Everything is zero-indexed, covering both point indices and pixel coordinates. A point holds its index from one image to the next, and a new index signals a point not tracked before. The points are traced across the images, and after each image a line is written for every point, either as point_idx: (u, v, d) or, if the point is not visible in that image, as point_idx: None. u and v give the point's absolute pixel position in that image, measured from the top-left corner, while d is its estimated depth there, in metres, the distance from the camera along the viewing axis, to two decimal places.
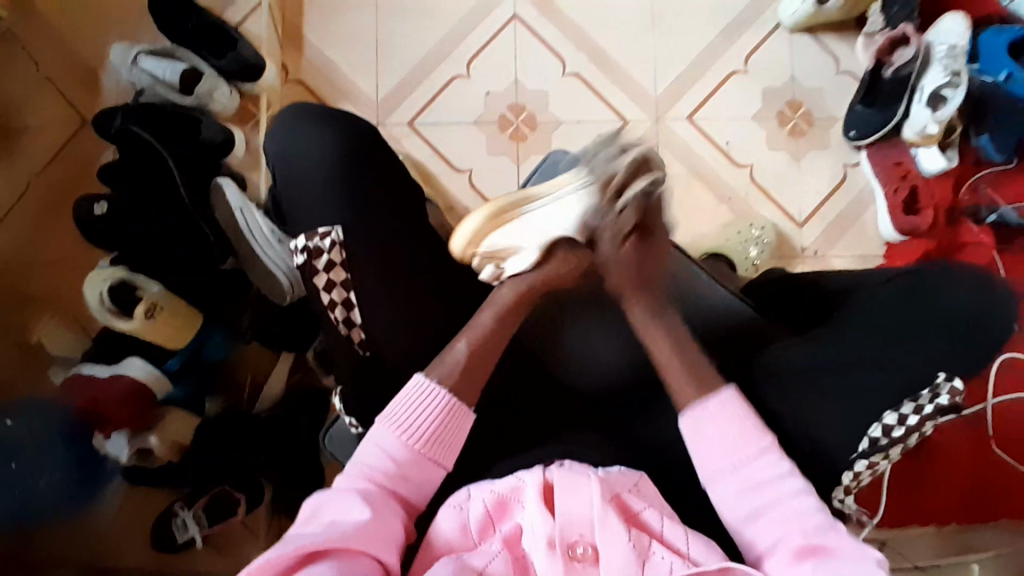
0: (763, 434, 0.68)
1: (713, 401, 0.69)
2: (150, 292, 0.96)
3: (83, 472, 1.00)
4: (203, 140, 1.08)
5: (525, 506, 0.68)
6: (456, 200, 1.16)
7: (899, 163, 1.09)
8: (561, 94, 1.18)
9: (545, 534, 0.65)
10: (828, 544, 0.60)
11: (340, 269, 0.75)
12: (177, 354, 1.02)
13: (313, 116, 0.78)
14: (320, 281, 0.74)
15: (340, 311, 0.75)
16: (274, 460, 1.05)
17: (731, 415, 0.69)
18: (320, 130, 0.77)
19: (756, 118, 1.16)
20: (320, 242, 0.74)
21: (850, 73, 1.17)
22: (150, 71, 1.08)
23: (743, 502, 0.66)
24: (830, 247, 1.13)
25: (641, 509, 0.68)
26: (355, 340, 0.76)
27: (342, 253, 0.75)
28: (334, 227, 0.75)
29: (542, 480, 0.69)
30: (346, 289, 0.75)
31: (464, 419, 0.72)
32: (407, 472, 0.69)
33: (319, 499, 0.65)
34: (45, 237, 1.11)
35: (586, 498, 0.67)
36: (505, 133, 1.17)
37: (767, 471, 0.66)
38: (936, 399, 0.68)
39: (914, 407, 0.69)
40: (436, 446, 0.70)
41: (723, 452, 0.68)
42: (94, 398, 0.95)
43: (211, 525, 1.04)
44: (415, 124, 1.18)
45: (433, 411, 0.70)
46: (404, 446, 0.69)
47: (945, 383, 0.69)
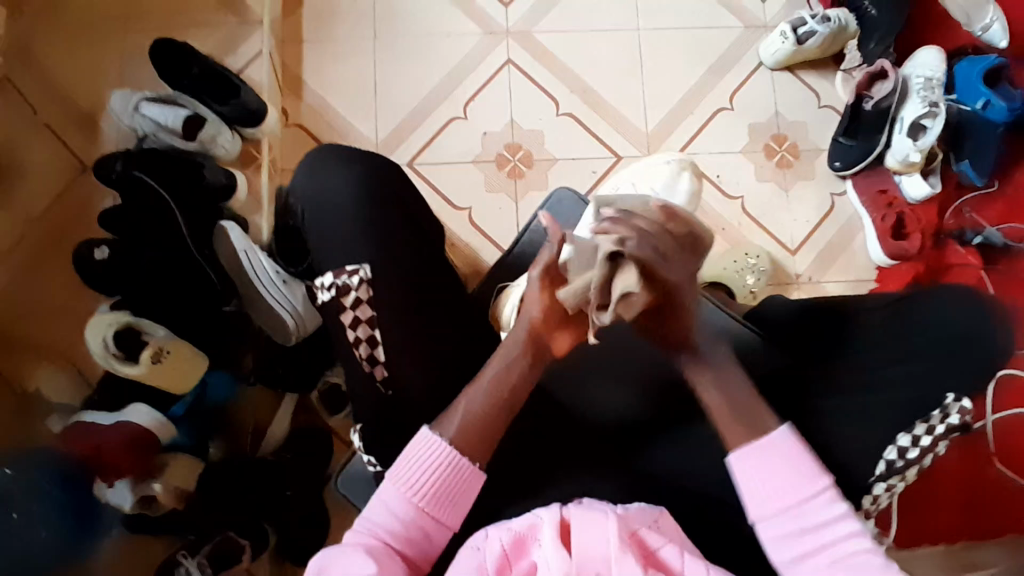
0: (819, 474, 0.67)
1: (766, 442, 0.68)
2: (156, 337, 0.96)
3: (80, 520, 0.93)
4: (206, 184, 1.08)
5: (542, 545, 0.67)
6: (457, 237, 1.17)
7: (884, 190, 1.15)
8: (555, 132, 1.21)
9: (562, 573, 0.65)
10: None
11: (367, 306, 0.75)
12: (182, 399, 1.02)
13: (343, 159, 0.82)
14: (347, 319, 0.75)
15: (365, 347, 0.75)
16: (279, 505, 1.08)
17: (785, 451, 0.68)
18: (343, 172, 0.81)
19: (744, 152, 1.21)
20: (348, 280, 0.76)
21: (831, 107, 1.22)
22: (152, 116, 1.06)
23: (802, 540, 0.65)
24: (823, 274, 1.16)
25: (660, 547, 0.68)
26: (377, 377, 0.75)
27: (370, 289, 0.76)
28: (362, 266, 0.76)
29: (558, 519, 0.68)
30: (370, 327, 0.75)
31: (473, 476, 0.69)
32: (412, 533, 0.67)
33: (325, 556, 0.64)
34: (39, 282, 1.08)
35: (602, 535, 0.67)
36: (503, 171, 1.20)
37: (819, 516, 0.66)
38: (947, 419, 0.71)
39: (927, 427, 0.70)
40: (440, 503, 0.68)
41: (783, 493, 0.67)
42: (97, 446, 0.92)
43: (216, 572, 1.00)
44: (414, 164, 1.20)
45: (438, 466, 0.68)
46: (410, 504, 0.67)
47: (954, 404, 0.71)
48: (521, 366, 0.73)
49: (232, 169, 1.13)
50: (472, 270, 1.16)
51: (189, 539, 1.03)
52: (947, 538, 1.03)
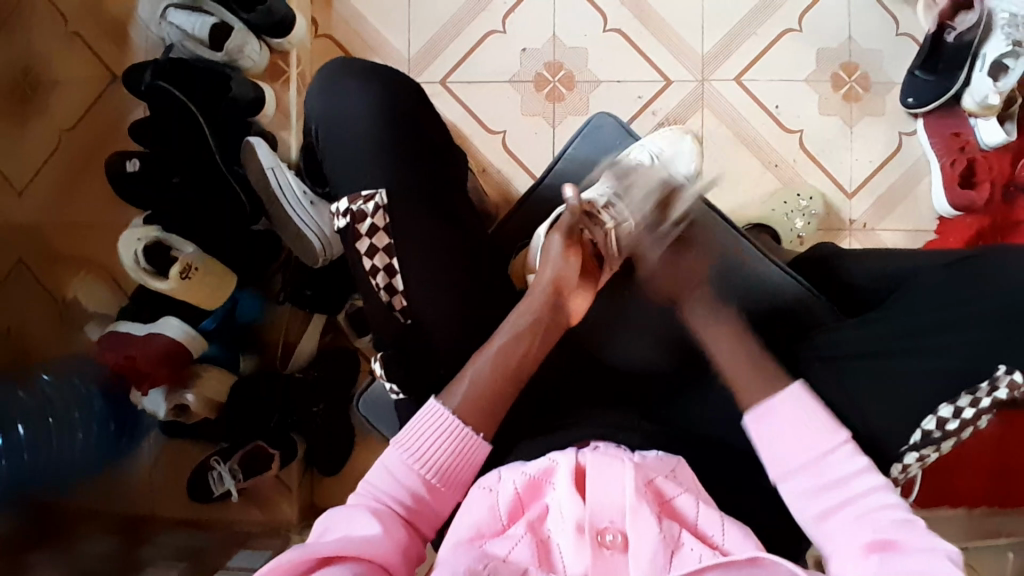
0: (837, 428, 0.64)
1: (775, 403, 0.66)
2: (186, 253, 0.96)
3: (119, 425, 1.01)
4: (231, 97, 1.04)
5: (556, 489, 0.65)
6: (489, 162, 1.13)
7: (958, 133, 1.04)
8: (600, 52, 1.12)
9: (574, 520, 0.62)
10: (897, 541, 0.57)
11: (383, 234, 0.73)
12: (213, 314, 1.04)
13: (362, 77, 0.76)
14: (364, 247, 0.73)
15: (382, 276, 0.73)
16: (308, 420, 1.10)
17: (800, 409, 0.65)
18: (357, 97, 0.75)
19: (808, 81, 1.10)
20: (364, 206, 0.72)
21: (910, 35, 1.09)
22: (179, 25, 1.03)
23: (821, 496, 0.62)
24: (879, 220, 1.08)
25: (675, 495, 0.64)
26: (397, 307, 0.74)
27: (387, 217, 0.73)
28: (379, 190, 0.73)
29: (575, 464, 0.66)
30: (388, 256, 0.73)
31: (478, 448, 0.68)
32: (418, 504, 0.66)
33: (328, 518, 0.63)
34: (73, 194, 1.10)
35: (619, 483, 0.63)
36: (542, 93, 1.13)
37: (835, 469, 0.62)
38: (994, 393, 0.63)
39: (971, 400, 0.63)
40: (447, 478, 0.67)
41: (800, 451, 0.64)
42: (131, 357, 0.95)
43: (246, 478, 1.07)
44: (447, 82, 1.14)
45: (447, 440, 0.67)
46: (416, 471, 0.66)
47: (1005, 376, 0.62)
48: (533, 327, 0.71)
49: (259, 82, 1.10)
50: (502, 199, 1.12)
51: (222, 445, 1.09)
52: (971, 503, 0.99)
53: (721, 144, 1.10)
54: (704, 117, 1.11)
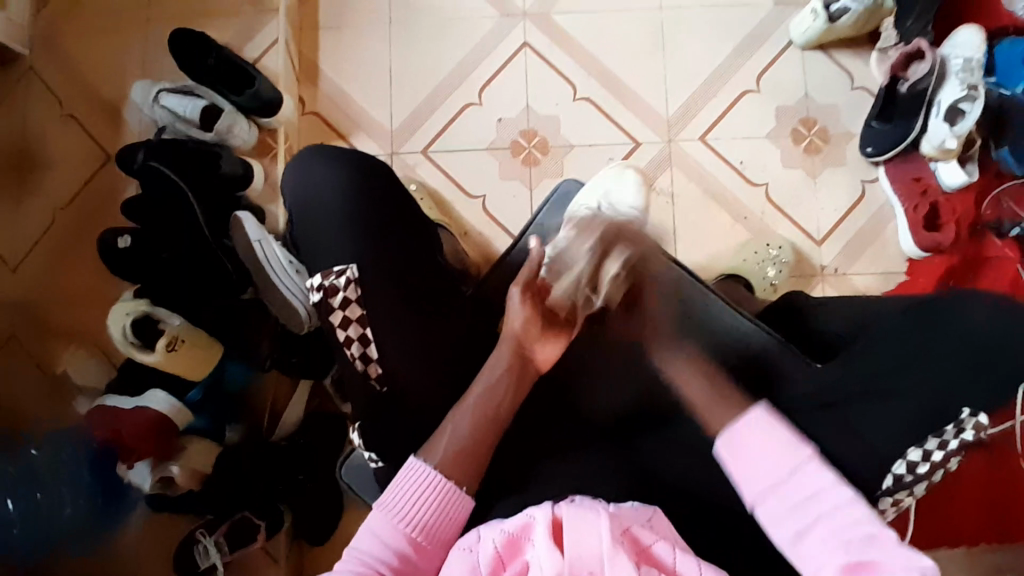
0: (802, 446, 0.63)
1: (746, 421, 0.65)
2: (172, 326, 0.99)
3: (108, 497, 1.01)
4: (221, 174, 1.08)
5: (535, 545, 0.62)
6: (470, 225, 1.17)
7: (919, 178, 1.08)
8: (572, 117, 1.18)
9: (552, 572, 0.58)
10: (871, 561, 0.55)
11: (356, 306, 0.75)
12: (197, 386, 1.05)
13: (331, 157, 0.81)
14: (336, 320, 0.75)
15: (357, 346, 0.74)
16: (295, 489, 1.08)
17: (761, 431, 0.64)
18: (337, 168, 0.80)
19: (769, 137, 1.16)
20: (335, 281, 0.75)
21: (864, 89, 1.16)
22: (171, 108, 1.09)
23: (792, 514, 0.60)
24: (850, 264, 1.11)
25: (652, 543, 0.63)
26: (372, 375, 0.75)
27: (359, 290, 0.75)
28: (349, 266, 0.76)
29: (552, 518, 0.63)
30: (363, 326, 0.75)
31: (460, 499, 0.69)
32: (405, 563, 0.65)
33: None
34: (60, 269, 1.12)
35: (596, 534, 0.61)
36: (518, 158, 1.18)
37: (805, 484, 0.61)
38: (960, 435, 0.65)
39: (939, 442, 0.65)
40: (433, 536, 0.67)
41: (764, 476, 0.62)
42: (117, 430, 0.96)
43: (233, 550, 1.05)
44: (428, 151, 1.19)
45: (427, 495, 0.67)
46: (402, 533, 0.66)
47: (970, 419, 0.65)
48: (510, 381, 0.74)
49: (249, 160, 1.15)
50: (484, 258, 1.15)
51: (208, 517, 1.07)
52: (969, 540, 0.96)
53: (691, 199, 1.15)
54: (672, 175, 1.16)
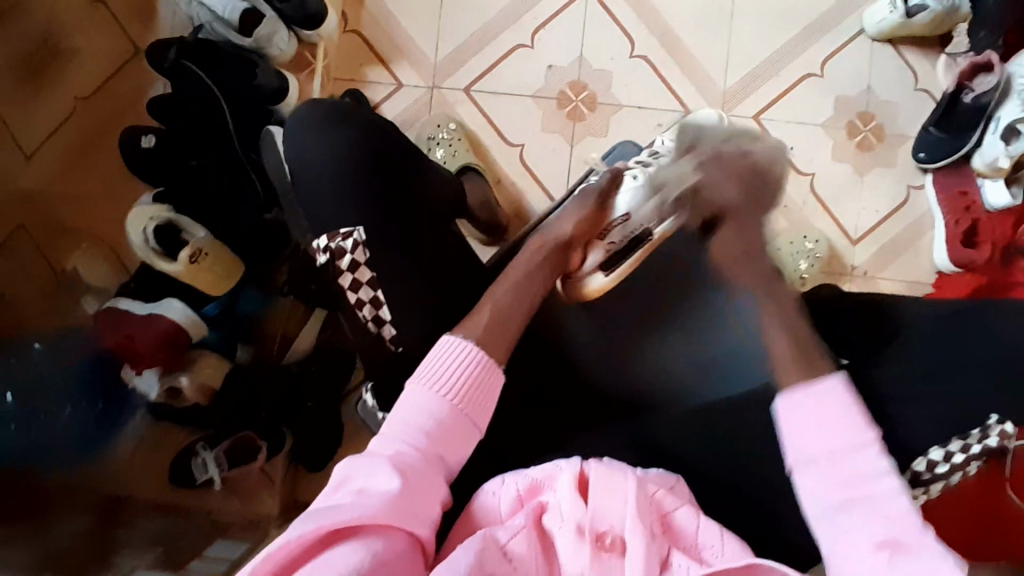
0: (868, 425, 0.62)
1: (814, 388, 0.64)
2: (196, 238, 0.95)
3: (109, 404, 1.00)
4: (256, 86, 1.03)
5: (556, 491, 0.62)
6: (504, 174, 1.13)
7: (965, 192, 1.06)
8: (625, 76, 1.14)
9: (574, 522, 0.60)
10: (907, 545, 0.56)
11: (365, 269, 0.71)
12: (215, 300, 1.03)
13: (323, 121, 0.77)
14: (347, 281, 0.72)
15: (368, 309, 0.72)
16: (298, 414, 1.08)
17: (831, 401, 0.63)
18: (334, 131, 0.76)
19: (823, 127, 1.13)
20: (342, 243, 0.72)
21: (927, 91, 1.12)
22: (209, 7, 1.03)
23: (841, 488, 0.60)
24: (881, 269, 1.11)
25: (674, 509, 0.62)
26: (387, 336, 0.72)
27: (366, 253, 0.71)
28: (356, 228, 0.72)
29: (577, 472, 0.62)
30: (373, 288, 0.71)
31: (496, 374, 0.67)
32: (444, 428, 0.63)
33: (349, 466, 0.61)
34: (84, 163, 1.11)
35: (620, 497, 0.61)
36: (563, 111, 1.14)
37: (862, 464, 0.60)
38: (984, 440, 0.64)
39: (962, 445, 0.64)
40: (471, 402, 0.65)
41: (826, 448, 0.62)
42: (129, 337, 0.95)
43: (230, 467, 1.05)
44: (471, 91, 1.15)
45: (465, 366, 0.65)
46: (442, 401, 0.64)
47: (995, 425, 0.65)
48: (540, 275, 0.77)
49: (285, 72, 1.09)
50: (515, 210, 1.12)
51: (210, 432, 1.08)
52: None
53: None
54: None
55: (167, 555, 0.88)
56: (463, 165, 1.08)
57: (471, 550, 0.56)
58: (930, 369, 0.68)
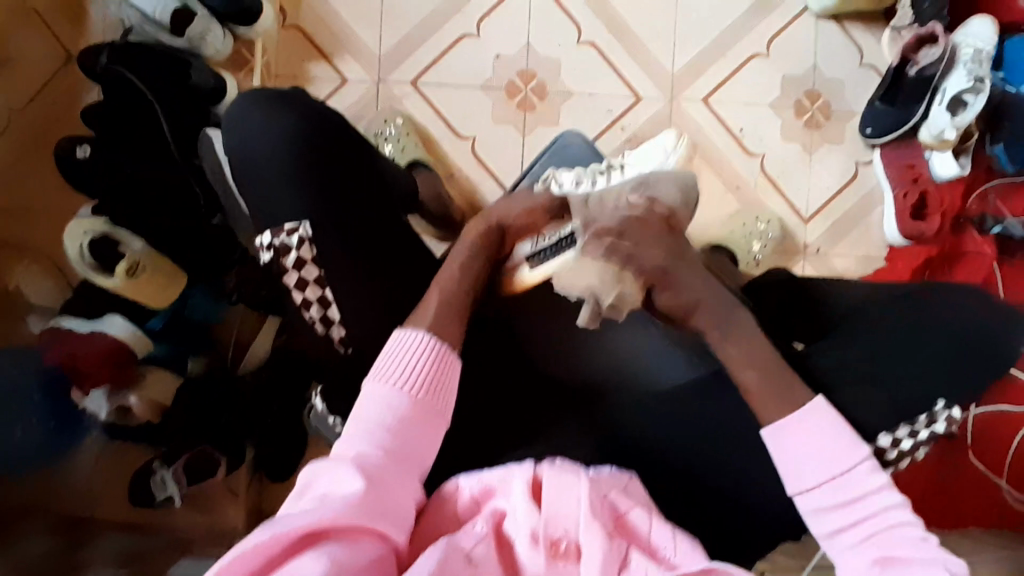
0: (859, 444, 0.61)
1: (802, 416, 0.62)
2: (133, 249, 0.92)
3: (62, 422, 0.98)
4: (192, 85, 1.00)
5: (509, 497, 0.59)
6: (456, 167, 1.12)
7: (912, 165, 1.07)
8: (574, 62, 1.12)
9: (528, 529, 0.57)
10: (902, 557, 0.56)
11: (313, 266, 0.68)
12: (160, 314, 0.99)
13: (263, 107, 0.72)
14: (292, 280, 0.69)
15: (316, 309, 0.69)
16: (257, 424, 1.05)
17: (817, 427, 0.61)
18: (286, 114, 0.71)
19: (772, 107, 1.13)
20: (286, 240, 0.68)
21: (872, 67, 1.13)
22: (139, 9, 0.99)
23: (837, 514, 0.59)
24: (833, 246, 1.12)
25: (628, 510, 0.60)
26: (336, 337, 0.71)
27: (313, 249, 0.68)
28: (301, 224, 0.68)
29: (531, 476, 0.60)
30: (320, 288, 0.69)
31: (455, 363, 0.67)
32: (409, 424, 0.62)
33: (312, 470, 0.58)
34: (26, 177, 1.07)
35: (575, 499, 0.59)
36: (513, 101, 1.12)
37: (857, 485, 0.60)
38: (932, 425, 0.64)
39: (909, 432, 0.64)
40: (435, 394, 0.64)
41: (818, 475, 0.60)
42: (73, 354, 0.92)
43: (190, 483, 1.01)
44: (418, 84, 1.13)
45: (423, 357, 0.65)
46: (404, 394, 0.63)
47: (942, 410, 0.64)
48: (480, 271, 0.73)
49: (221, 72, 1.06)
50: (468, 205, 1.11)
51: (166, 448, 1.04)
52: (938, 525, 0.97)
53: None
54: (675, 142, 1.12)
55: None
56: (413, 160, 1.06)
57: (436, 559, 0.53)
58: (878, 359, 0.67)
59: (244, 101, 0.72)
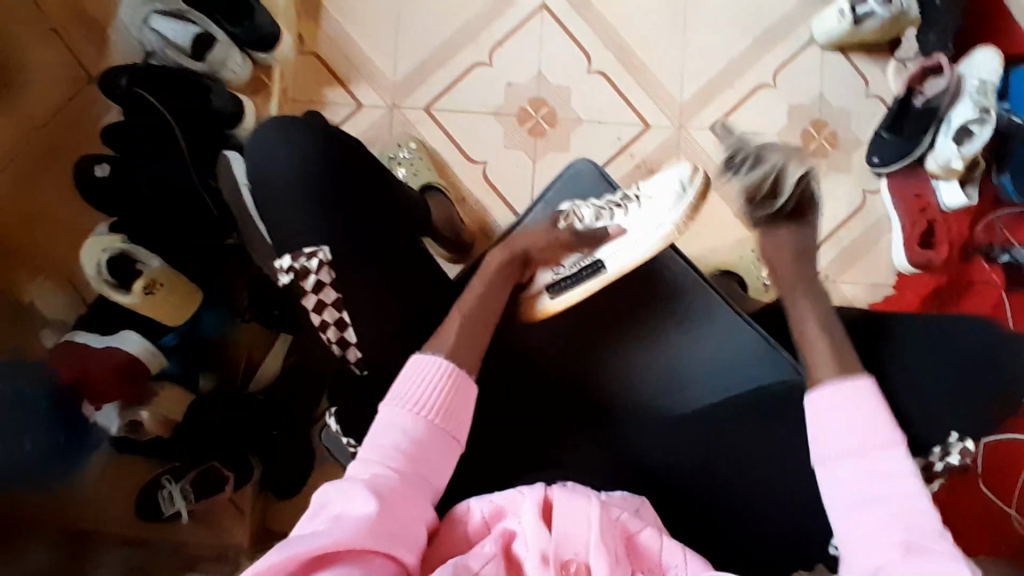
0: (894, 432, 0.61)
1: (845, 383, 0.65)
2: (151, 268, 0.93)
3: (70, 436, 0.98)
4: (212, 109, 1.02)
5: (520, 518, 0.60)
6: (468, 191, 1.13)
7: (920, 195, 1.08)
8: (584, 90, 1.14)
9: (538, 550, 0.57)
10: (925, 545, 0.54)
11: (330, 289, 0.70)
12: (175, 330, 1.01)
13: (284, 132, 0.73)
14: (310, 303, 0.70)
15: (333, 330, 0.71)
16: (266, 443, 1.06)
17: (862, 402, 0.63)
18: (305, 139, 0.73)
19: (780, 135, 1.14)
20: (307, 262, 0.69)
21: (878, 98, 1.15)
22: (162, 33, 1.01)
23: (861, 483, 0.59)
24: (841, 274, 1.12)
25: (638, 531, 0.60)
26: (351, 359, 0.72)
27: (332, 273, 0.70)
28: (321, 248, 0.70)
29: (542, 497, 0.61)
30: (337, 310, 0.70)
31: (471, 388, 0.68)
32: (425, 448, 0.62)
33: (326, 491, 0.58)
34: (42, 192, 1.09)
35: (584, 522, 0.59)
36: (524, 127, 1.14)
37: (886, 464, 0.59)
38: (946, 456, 0.68)
39: (926, 459, 0.68)
40: (450, 419, 0.65)
41: (846, 439, 0.61)
42: (86, 370, 0.92)
43: (198, 499, 1.02)
44: (431, 109, 1.15)
45: (439, 382, 0.66)
46: (419, 419, 0.63)
47: (956, 443, 0.68)
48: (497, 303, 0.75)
49: (239, 95, 1.08)
50: (478, 227, 1.12)
51: (175, 464, 1.05)
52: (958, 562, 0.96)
53: None
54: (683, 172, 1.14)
55: None
56: (426, 183, 1.07)
57: None
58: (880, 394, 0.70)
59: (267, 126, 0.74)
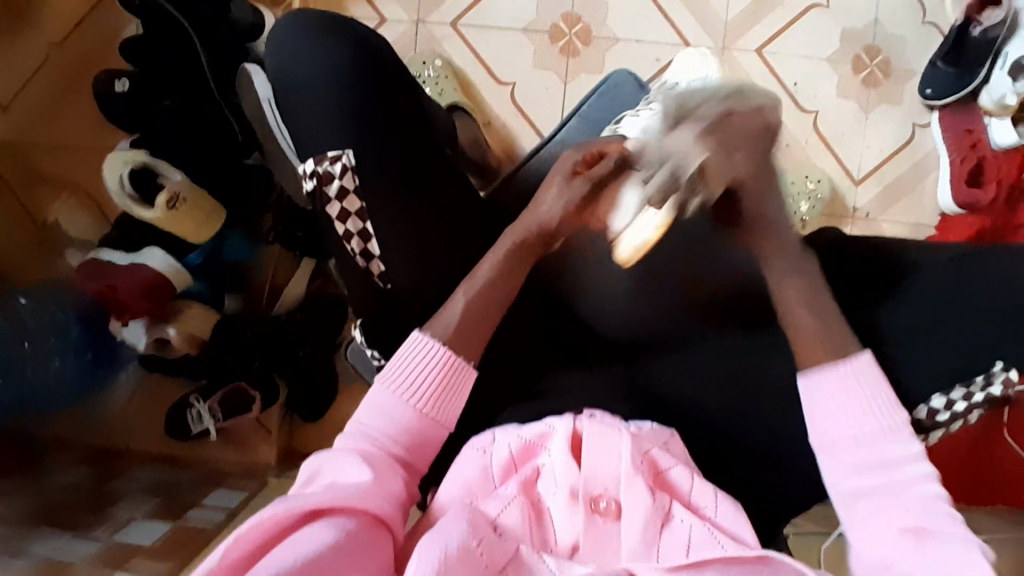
0: (899, 409, 0.58)
1: (842, 367, 0.59)
2: (172, 181, 0.91)
3: (97, 355, 1.00)
4: (231, 20, 0.95)
5: (549, 452, 0.60)
6: (494, 115, 1.09)
7: (971, 130, 1.02)
8: (621, 7, 1.07)
9: (567, 486, 0.57)
10: (935, 529, 0.53)
11: (354, 198, 0.68)
12: (199, 249, 0.99)
13: (317, 28, 0.69)
14: (334, 211, 0.68)
15: (356, 241, 0.68)
16: (293, 362, 1.06)
17: (862, 384, 0.59)
18: (333, 45, 0.69)
19: (829, 61, 1.07)
20: (330, 168, 0.67)
21: (936, 25, 1.06)
22: None
23: (864, 473, 0.57)
24: (883, 211, 1.08)
25: (668, 468, 0.60)
26: (374, 272, 0.69)
27: (356, 179, 0.67)
28: (344, 152, 0.67)
29: (571, 430, 0.60)
30: (361, 220, 0.68)
31: (468, 372, 0.64)
32: (412, 435, 0.61)
33: (318, 458, 0.58)
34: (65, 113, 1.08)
35: (615, 456, 0.58)
36: (556, 46, 1.08)
37: (895, 454, 0.57)
38: (988, 387, 0.61)
39: (965, 394, 0.61)
40: (440, 404, 0.62)
41: (853, 431, 0.58)
42: (112, 286, 0.91)
43: (224, 419, 1.03)
44: (458, 24, 1.09)
45: (432, 366, 0.62)
46: (408, 406, 0.61)
47: (1001, 373, 0.61)
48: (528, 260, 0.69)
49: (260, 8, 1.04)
50: (504, 152, 1.09)
51: (203, 382, 1.06)
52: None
53: None
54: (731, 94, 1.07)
55: (164, 504, 0.90)
56: (452, 104, 1.04)
57: (461, 520, 0.53)
58: (900, 326, 0.65)
59: (295, 25, 0.69)
